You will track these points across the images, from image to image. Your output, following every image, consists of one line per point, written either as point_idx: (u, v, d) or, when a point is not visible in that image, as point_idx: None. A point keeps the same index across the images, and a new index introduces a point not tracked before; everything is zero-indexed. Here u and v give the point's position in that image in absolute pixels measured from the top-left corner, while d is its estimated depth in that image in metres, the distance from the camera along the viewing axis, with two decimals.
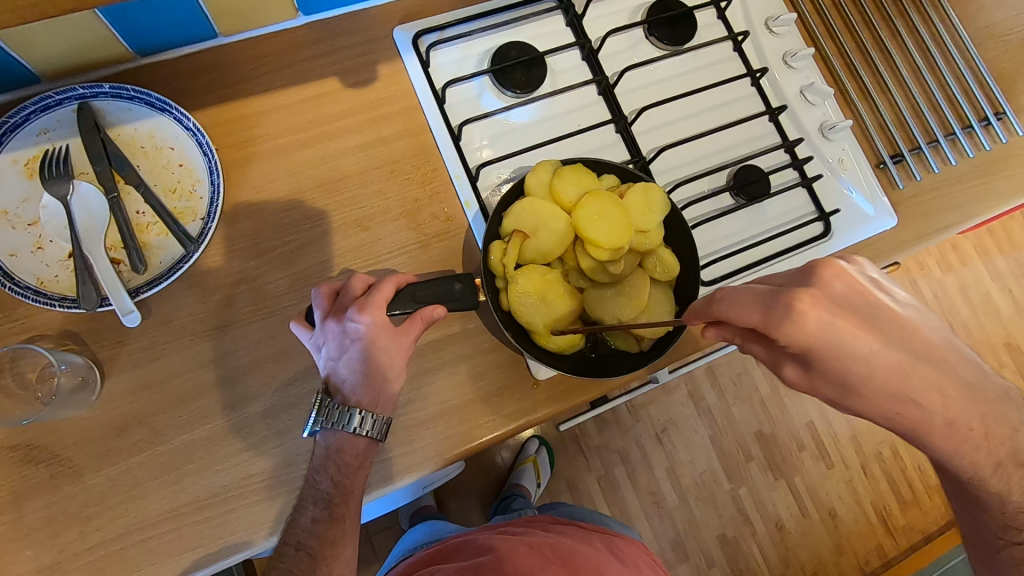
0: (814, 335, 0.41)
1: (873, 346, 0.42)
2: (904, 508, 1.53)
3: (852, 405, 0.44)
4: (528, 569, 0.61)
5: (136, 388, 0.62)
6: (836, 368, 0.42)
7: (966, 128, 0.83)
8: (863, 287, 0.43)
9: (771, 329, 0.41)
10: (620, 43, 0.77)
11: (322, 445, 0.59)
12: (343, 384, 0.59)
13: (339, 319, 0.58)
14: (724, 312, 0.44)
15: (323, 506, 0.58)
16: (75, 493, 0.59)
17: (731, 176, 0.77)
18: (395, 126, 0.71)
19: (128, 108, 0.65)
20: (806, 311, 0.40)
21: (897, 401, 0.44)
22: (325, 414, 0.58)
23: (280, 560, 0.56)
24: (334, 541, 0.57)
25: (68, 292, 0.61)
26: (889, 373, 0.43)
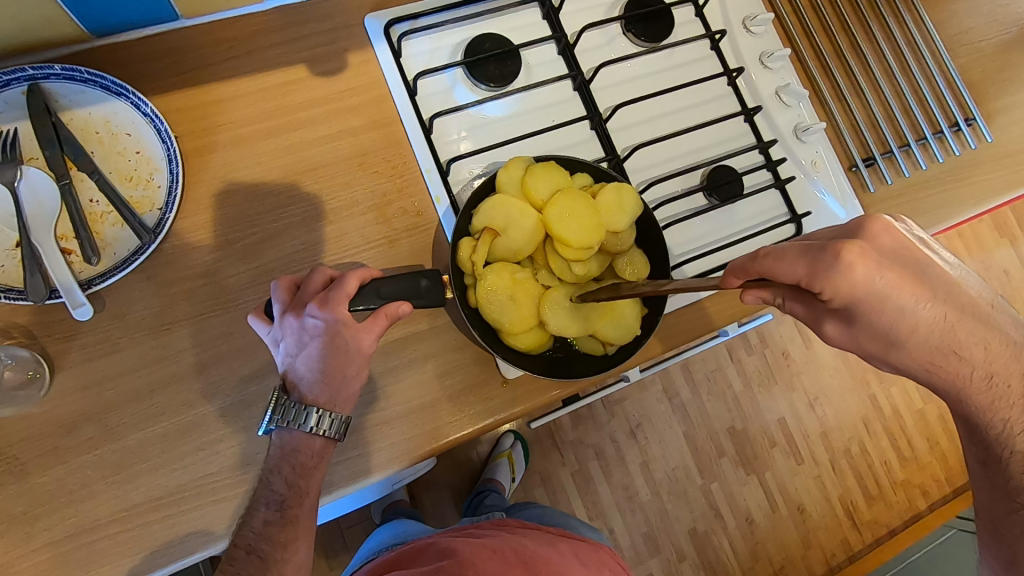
0: (860, 283, 0.44)
1: (912, 298, 0.46)
2: (869, 502, 1.57)
3: (898, 359, 0.49)
4: (489, 574, 0.61)
5: (88, 384, 0.60)
6: (877, 320, 0.46)
7: (936, 133, 0.83)
8: (908, 242, 0.47)
9: (818, 280, 0.44)
10: (597, 38, 0.76)
11: (278, 445, 0.58)
12: (302, 381, 0.58)
13: (298, 314, 0.57)
14: (771, 268, 0.46)
15: (276, 508, 0.57)
16: (21, 492, 0.57)
17: (704, 177, 0.76)
18: (364, 117, 0.70)
19: (81, 92, 0.62)
20: (855, 262, 0.44)
21: (898, 344, 0.48)
22: (280, 412, 0.57)
23: (228, 564, 0.55)
24: (286, 542, 0.56)
25: (16, 283, 0.59)
26: (934, 327, 0.47)
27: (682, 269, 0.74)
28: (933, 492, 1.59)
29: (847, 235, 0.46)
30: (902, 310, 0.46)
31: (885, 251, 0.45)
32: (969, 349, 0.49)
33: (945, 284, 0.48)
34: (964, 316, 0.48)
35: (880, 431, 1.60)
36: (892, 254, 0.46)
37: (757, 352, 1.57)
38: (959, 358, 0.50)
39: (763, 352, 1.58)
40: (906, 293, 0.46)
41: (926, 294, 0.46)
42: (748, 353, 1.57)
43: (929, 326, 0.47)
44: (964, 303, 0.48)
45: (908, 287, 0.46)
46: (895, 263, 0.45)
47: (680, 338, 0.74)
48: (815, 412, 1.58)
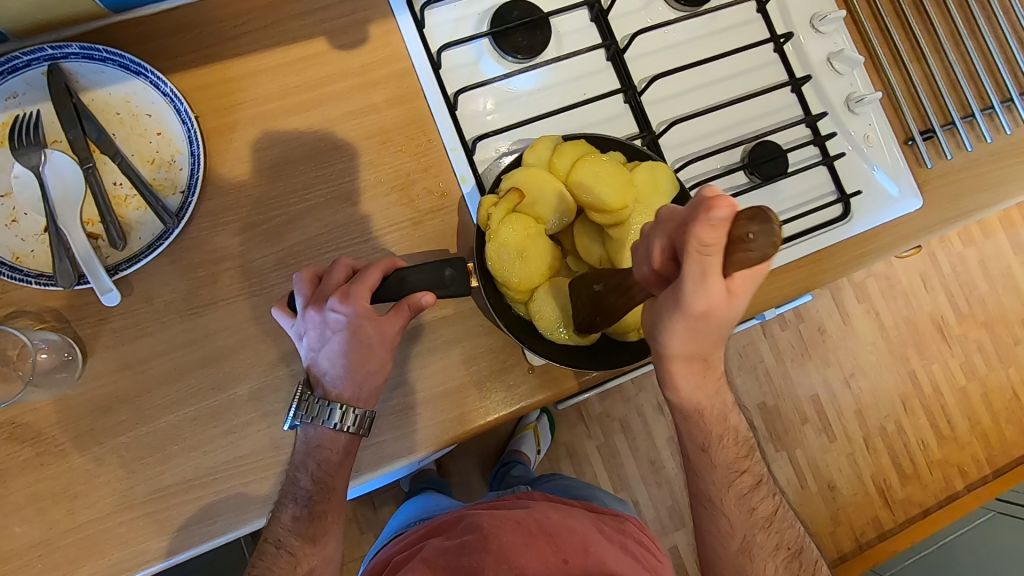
0: (720, 229, 0.36)
1: (712, 288, 0.42)
2: (904, 482, 1.55)
3: (681, 322, 0.47)
4: (512, 547, 0.61)
5: (120, 367, 0.60)
6: (693, 308, 0.45)
7: (1005, 102, 0.76)
8: (719, 246, 0.38)
9: (713, 238, 0.37)
10: (632, 2, 0.71)
11: (303, 440, 0.59)
12: (325, 371, 0.59)
13: (319, 308, 0.57)
14: (702, 234, 0.37)
15: (303, 505, 0.59)
16: (62, 471, 0.59)
17: (746, 153, 0.71)
18: (388, 92, 0.67)
19: (100, 71, 0.61)
20: (721, 208, 0.35)
21: (694, 317, 0.46)
22: (305, 407, 0.58)
23: (261, 559, 0.59)
24: (314, 539, 0.60)
25: (45, 268, 0.59)
26: (717, 325, 0.48)
27: None
28: (972, 473, 1.57)
29: (720, 240, 0.37)
30: (705, 292, 0.43)
31: (741, 302, 0.46)
32: (713, 320, 0.47)
33: (714, 281, 0.42)
34: (698, 309, 0.45)
35: (918, 409, 1.57)
36: (746, 290, 0.45)
37: (792, 327, 1.54)
38: (689, 376, 0.56)
39: (798, 326, 1.54)
40: (709, 326, 0.48)
41: (722, 324, 0.48)
42: (782, 329, 1.54)
43: (709, 324, 0.48)
44: (700, 311, 0.45)
45: (732, 318, 0.47)
46: (713, 248, 0.38)
47: None
48: (851, 388, 1.55)
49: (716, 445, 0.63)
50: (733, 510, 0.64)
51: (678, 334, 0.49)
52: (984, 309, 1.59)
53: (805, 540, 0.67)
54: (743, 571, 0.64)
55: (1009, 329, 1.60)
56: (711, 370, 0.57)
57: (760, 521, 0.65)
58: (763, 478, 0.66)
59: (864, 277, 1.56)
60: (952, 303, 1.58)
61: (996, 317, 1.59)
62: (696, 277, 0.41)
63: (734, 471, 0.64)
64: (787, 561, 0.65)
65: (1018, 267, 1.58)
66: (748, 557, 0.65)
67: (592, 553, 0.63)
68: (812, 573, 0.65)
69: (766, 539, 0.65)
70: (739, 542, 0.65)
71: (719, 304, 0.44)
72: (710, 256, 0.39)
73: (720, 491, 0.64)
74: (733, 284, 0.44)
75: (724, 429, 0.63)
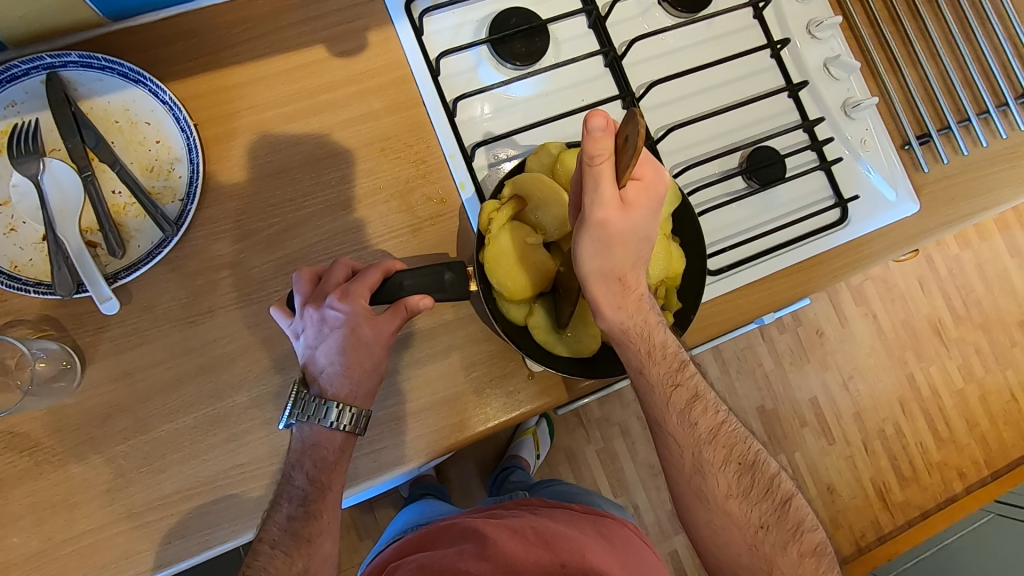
0: (600, 138, 0.41)
1: (608, 204, 0.46)
2: (902, 484, 1.55)
3: (589, 246, 0.50)
4: (510, 551, 0.60)
5: (119, 376, 0.60)
6: (598, 227, 0.48)
7: (1001, 106, 0.77)
8: (604, 154, 0.42)
9: (596, 147, 0.41)
10: (630, 9, 0.72)
11: (299, 439, 0.59)
12: (323, 369, 0.59)
13: (318, 306, 0.57)
14: (587, 143, 0.41)
15: (299, 503, 0.58)
16: (60, 481, 0.58)
17: (744, 159, 0.72)
18: (387, 99, 0.67)
19: (99, 79, 0.61)
20: (599, 119, 0.39)
21: (598, 232, 0.48)
22: (301, 406, 0.58)
23: (255, 560, 0.56)
24: (310, 537, 0.57)
25: (43, 276, 0.59)
26: (625, 248, 0.51)
27: (718, 257, 0.71)
28: (970, 474, 1.57)
29: (604, 147, 0.42)
30: (603, 206, 0.46)
31: (645, 223, 0.50)
32: (619, 243, 0.50)
33: (609, 195, 0.46)
34: (602, 228, 0.48)
35: (916, 412, 1.57)
36: (648, 207, 0.49)
37: (790, 330, 1.54)
38: (609, 297, 0.54)
39: (796, 330, 1.54)
40: (615, 237, 0.49)
41: (628, 238, 0.50)
42: (780, 332, 1.55)
43: (617, 250, 0.50)
44: (602, 231, 0.48)
45: (635, 231, 0.49)
46: (600, 157, 0.42)
47: (713, 329, 0.71)
48: (849, 391, 1.55)
49: (648, 363, 0.59)
50: (677, 429, 0.62)
51: (590, 258, 0.51)
52: (981, 311, 1.60)
53: (759, 453, 0.64)
54: (699, 490, 0.62)
55: (1006, 331, 1.60)
56: (632, 288, 0.55)
57: (706, 437, 0.62)
58: (704, 392, 0.63)
59: (861, 280, 1.56)
60: (948, 305, 1.58)
61: (993, 320, 1.60)
62: (592, 188, 0.45)
63: (671, 386, 0.61)
64: (739, 476, 0.63)
65: (1014, 269, 1.59)
66: (701, 476, 0.62)
67: (589, 559, 0.62)
68: (767, 484, 0.63)
69: (715, 453, 0.62)
70: (691, 462, 0.62)
71: (616, 213, 0.47)
72: (599, 167, 0.43)
73: (662, 410, 0.61)
74: (629, 197, 0.48)
75: (651, 346, 0.58)
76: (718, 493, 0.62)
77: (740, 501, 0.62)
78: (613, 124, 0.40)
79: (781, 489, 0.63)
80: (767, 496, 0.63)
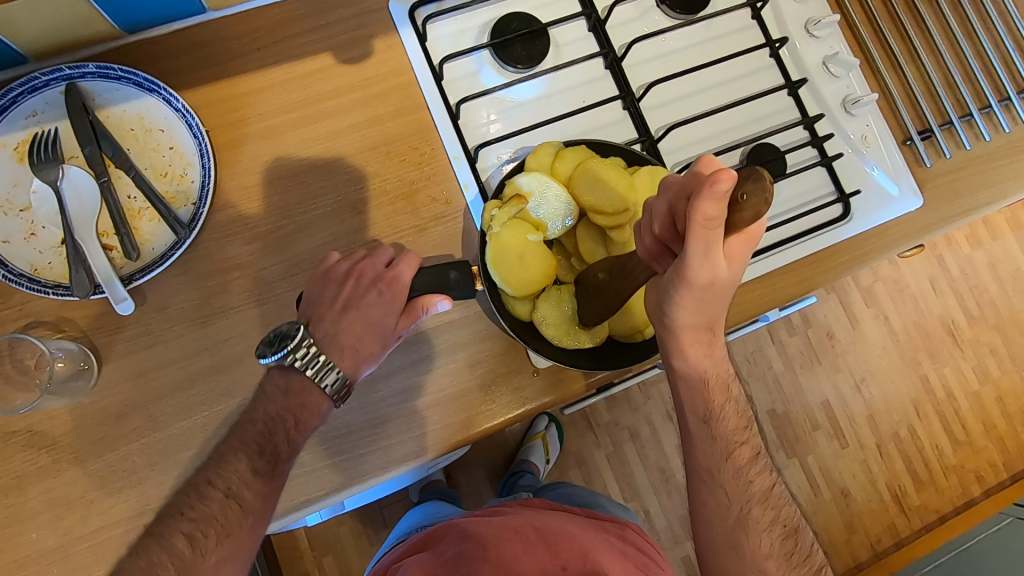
0: (721, 207, 0.39)
1: (711, 261, 0.46)
2: (919, 488, 1.53)
3: (681, 302, 0.50)
4: (511, 554, 0.61)
5: (133, 375, 0.62)
6: (696, 282, 0.48)
7: (1003, 100, 0.77)
8: (720, 221, 0.41)
9: (716, 215, 0.40)
10: (629, 12, 0.73)
11: (281, 382, 0.59)
12: (331, 323, 0.61)
13: (361, 284, 0.61)
14: (703, 211, 0.40)
15: (268, 458, 0.57)
16: (77, 477, 0.60)
17: (744, 156, 0.72)
18: (392, 104, 0.69)
19: (115, 89, 0.63)
20: (725, 183, 0.38)
21: (698, 288, 0.48)
22: (298, 348, 0.59)
23: (200, 503, 0.54)
24: (267, 494, 0.56)
25: (61, 279, 0.61)
26: (714, 298, 0.51)
27: None
28: (988, 477, 1.55)
29: (722, 213, 0.40)
30: (708, 264, 0.46)
31: (738, 267, 0.49)
32: (710, 295, 0.50)
33: (714, 255, 0.45)
34: (698, 284, 0.48)
35: (930, 413, 1.55)
36: (741, 251, 0.48)
37: (799, 332, 1.53)
38: (694, 346, 0.56)
39: (806, 332, 1.54)
40: (716, 293, 0.50)
41: (724, 287, 0.50)
42: (790, 334, 1.54)
43: (707, 300, 0.51)
44: (700, 285, 0.48)
45: (732, 280, 0.50)
46: (716, 224, 0.41)
47: None
48: (861, 393, 1.54)
49: (718, 416, 0.61)
50: (731, 484, 0.62)
51: (686, 310, 0.51)
52: (995, 311, 1.58)
53: (799, 520, 0.65)
54: (739, 547, 0.62)
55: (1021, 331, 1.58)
56: (717, 337, 0.57)
57: (757, 496, 0.63)
58: (762, 453, 0.64)
59: (871, 281, 1.55)
60: (961, 305, 1.57)
61: (1007, 320, 1.58)
62: (699, 251, 0.44)
63: (735, 442, 0.62)
64: (783, 537, 0.63)
65: None
66: (744, 531, 0.62)
67: (591, 558, 0.62)
68: (806, 554, 0.64)
69: (763, 514, 0.62)
70: (737, 516, 0.62)
71: (720, 271, 0.47)
72: (711, 231, 0.42)
73: (720, 463, 0.62)
74: (729, 248, 0.47)
75: (727, 398, 0.61)
76: (757, 551, 0.61)
77: (779, 562, 0.62)
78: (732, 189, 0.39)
79: (815, 559, 0.64)
80: (804, 562, 0.63)
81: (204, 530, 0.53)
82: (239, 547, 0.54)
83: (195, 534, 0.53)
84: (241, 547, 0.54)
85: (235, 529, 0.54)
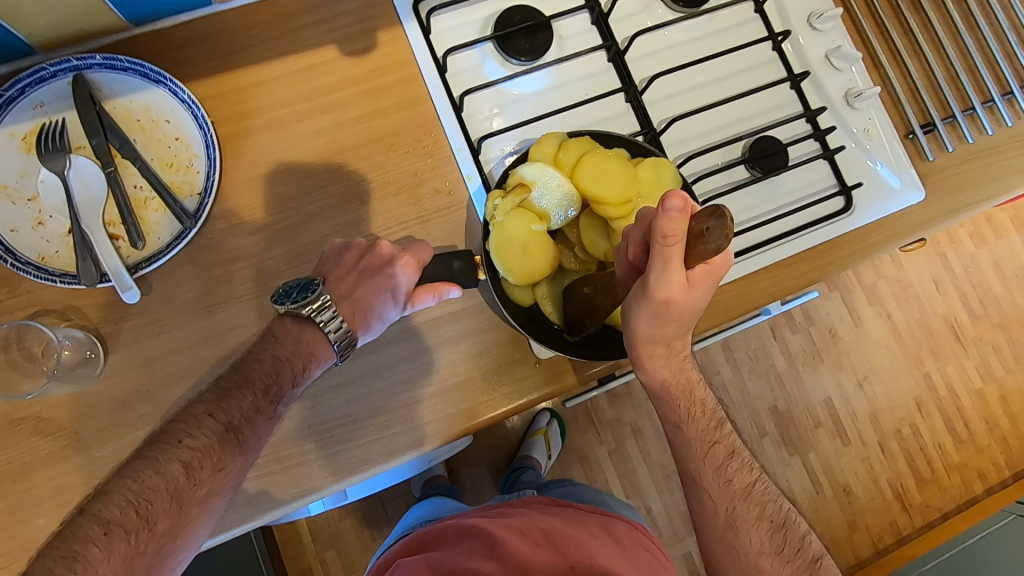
0: (681, 224, 0.42)
1: (672, 280, 0.48)
2: (921, 486, 1.53)
3: (641, 317, 0.53)
4: (517, 553, 0.61)
5: (139, 363, 0.62)
6: (658, 300, 0.50)
7: (1006, 95, 0.78)
8: (681, 237, 0.44)
9: (676, 233, 0.43)
10: (632, 5, 0.73)
11: (289, 325, 0.60)
12: (346, 286, 0.62)
13: (377, 258, 0.62)
14: (662, 227, 0.43)
15: (270, 401, 0.57)
16: (84, 464, 0.61)
17: (746, 149, 0.73)
18: (397, 96, 0.69)
19: (122, 80, 0.63)
20: (678, 201, 0.41)
21: (659, 305, 0.51)
22: (310, 296, 0.60)
23: (198, 431, 0.54)
24: (265, 434, 0.57)
25: (68, 268, 0.61)
26: (678, 318, 0.54)
27: None
28: (991, 476, 1.54)
29: (680, 232, 0.43)
30: (667, 282, 0.48)
31: (699, 296, 0.52)
32: (675, 314, 0.53)
33: (676, 272, 0.48)
34: (662, 301, 0.50)
35: (933, 412, 1.55)
36: (701, 282, 0.51)
37: (802, 330, 1.53)
38: (655, 359, 0.59)
39: (809, 329, 1.54)
40: (674, 313, 0.53)
41: (685, 311, 0.53)
42: (792, 331, 1.54)
43: (671, 319, 0.53)
44: (662, 304, 0.51)
45: (694, 307, 0.53)
46: (674, 241, 0.44)
47: (719, 318, 0.72)
48: (864, 391, 1.54)
49: (686, 420, 0.63)
50: (712, 484, 0.62)
51: (644, 323, 0.54)
52: (999, 310, 1.58)
53: (791, 513, 0.63)
54: (731, 548, 0.61)
55: None
56: (676, 351, 0.60)
57: (740, 493, 0.62)
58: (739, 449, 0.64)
59: (875, 279, 1.55)
60: (964, 304, 1.57)
61: (1011, 318, 1.58)
62: (659, 266, 0.47)
63: (708, 442, 0.63)
64: (772, 533, 0.61)
65: None
66: (734, 532, 0.61)
67: (597, 561, 0.62)
68: (800, 547, 0.61)
69: (749, 510, 0.62)
70: (723, 518, 0.62)
71: (679, 292, 0.50)
72: (671, 251, 0.45)
73: (697, 465, 0.63)
74: (690, 276, 0.50)
75: (692, 402, 0.63)
76: (749, 551, 0.60)
77: (773, 559, 0.60)
78: (690, 209, 0.42)
79: (811, 550, 0.61)
80: (799, 554, 0.61)
81: (200, 460, 0.53)
82: (226, 485, 0.54)
83: (191, 463, 0.52)
84: (227, 484, 0.54)
85: (228, 464, 0.54)
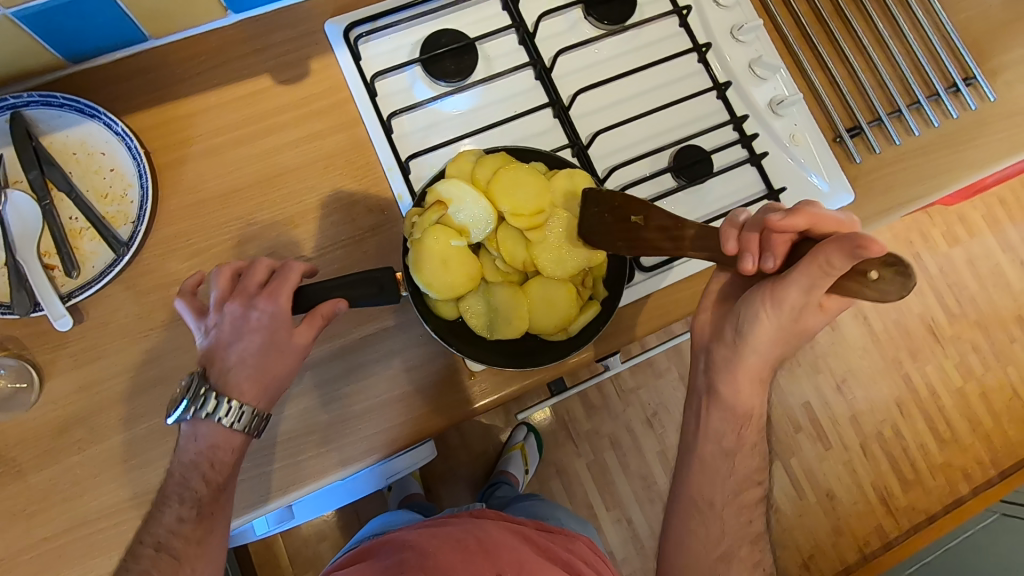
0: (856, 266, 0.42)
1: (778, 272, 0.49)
2: (905, 488, 1.52)
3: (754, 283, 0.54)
4: (447, 564, 0.61)
5: (76, 390, 0.63)
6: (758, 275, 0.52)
7: (932, 96, 0.79)
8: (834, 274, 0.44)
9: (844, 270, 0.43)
10: (558, 25, 0.76)
11: (194, 436, 0.58)
12: (223, 338, 0.59)
13: (241, 302, 0.59)
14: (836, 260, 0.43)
15: (191, 506, 0.57)
16: (22, 491, 0.62)
17: (673, 157, 0.74)
18: (330, 120, 0.71)
19: (57, 116, 0.66)
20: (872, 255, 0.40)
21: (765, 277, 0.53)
22: (195, 399, 0.57)
23: (135, 563, 0.55)
24: (206, 534, 0.57)
25: (4, 298, 0.63)
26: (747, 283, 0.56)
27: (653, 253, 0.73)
28: (976, 476, 1.53)
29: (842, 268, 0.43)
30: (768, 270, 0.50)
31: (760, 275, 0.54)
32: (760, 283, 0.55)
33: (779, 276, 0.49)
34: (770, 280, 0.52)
35: (914, 412, 1.54)
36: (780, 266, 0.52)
37: None
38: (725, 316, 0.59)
39: None
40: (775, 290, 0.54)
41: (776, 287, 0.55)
42: None
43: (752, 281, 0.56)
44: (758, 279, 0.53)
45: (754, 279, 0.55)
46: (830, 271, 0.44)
47: (653, 324, 0.73)
48: (843, 394, 1.54)
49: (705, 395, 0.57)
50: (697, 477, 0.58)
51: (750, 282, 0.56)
52: (976, 308, 1.58)
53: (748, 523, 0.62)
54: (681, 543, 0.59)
55: (1003, 327, 1.58)
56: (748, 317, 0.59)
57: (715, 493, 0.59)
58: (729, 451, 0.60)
59: None
60: (941, 303, 1.57)
61: (989, 316, 1.58)
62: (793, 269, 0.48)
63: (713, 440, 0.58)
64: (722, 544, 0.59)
65: (1006, 264, 1.58)
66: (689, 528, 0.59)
67: (527, 569, 0.63)
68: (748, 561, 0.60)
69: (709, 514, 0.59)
70: None
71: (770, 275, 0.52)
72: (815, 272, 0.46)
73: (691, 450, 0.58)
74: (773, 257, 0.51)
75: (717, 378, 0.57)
76: None
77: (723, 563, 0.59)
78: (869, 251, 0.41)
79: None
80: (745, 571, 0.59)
81: None
82: None
83: None
84: None
85: None
